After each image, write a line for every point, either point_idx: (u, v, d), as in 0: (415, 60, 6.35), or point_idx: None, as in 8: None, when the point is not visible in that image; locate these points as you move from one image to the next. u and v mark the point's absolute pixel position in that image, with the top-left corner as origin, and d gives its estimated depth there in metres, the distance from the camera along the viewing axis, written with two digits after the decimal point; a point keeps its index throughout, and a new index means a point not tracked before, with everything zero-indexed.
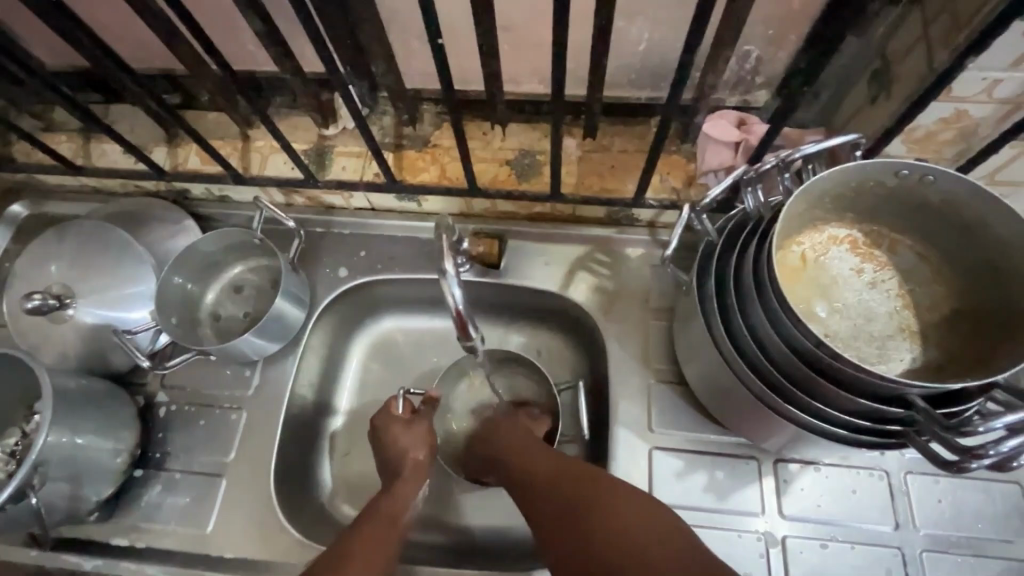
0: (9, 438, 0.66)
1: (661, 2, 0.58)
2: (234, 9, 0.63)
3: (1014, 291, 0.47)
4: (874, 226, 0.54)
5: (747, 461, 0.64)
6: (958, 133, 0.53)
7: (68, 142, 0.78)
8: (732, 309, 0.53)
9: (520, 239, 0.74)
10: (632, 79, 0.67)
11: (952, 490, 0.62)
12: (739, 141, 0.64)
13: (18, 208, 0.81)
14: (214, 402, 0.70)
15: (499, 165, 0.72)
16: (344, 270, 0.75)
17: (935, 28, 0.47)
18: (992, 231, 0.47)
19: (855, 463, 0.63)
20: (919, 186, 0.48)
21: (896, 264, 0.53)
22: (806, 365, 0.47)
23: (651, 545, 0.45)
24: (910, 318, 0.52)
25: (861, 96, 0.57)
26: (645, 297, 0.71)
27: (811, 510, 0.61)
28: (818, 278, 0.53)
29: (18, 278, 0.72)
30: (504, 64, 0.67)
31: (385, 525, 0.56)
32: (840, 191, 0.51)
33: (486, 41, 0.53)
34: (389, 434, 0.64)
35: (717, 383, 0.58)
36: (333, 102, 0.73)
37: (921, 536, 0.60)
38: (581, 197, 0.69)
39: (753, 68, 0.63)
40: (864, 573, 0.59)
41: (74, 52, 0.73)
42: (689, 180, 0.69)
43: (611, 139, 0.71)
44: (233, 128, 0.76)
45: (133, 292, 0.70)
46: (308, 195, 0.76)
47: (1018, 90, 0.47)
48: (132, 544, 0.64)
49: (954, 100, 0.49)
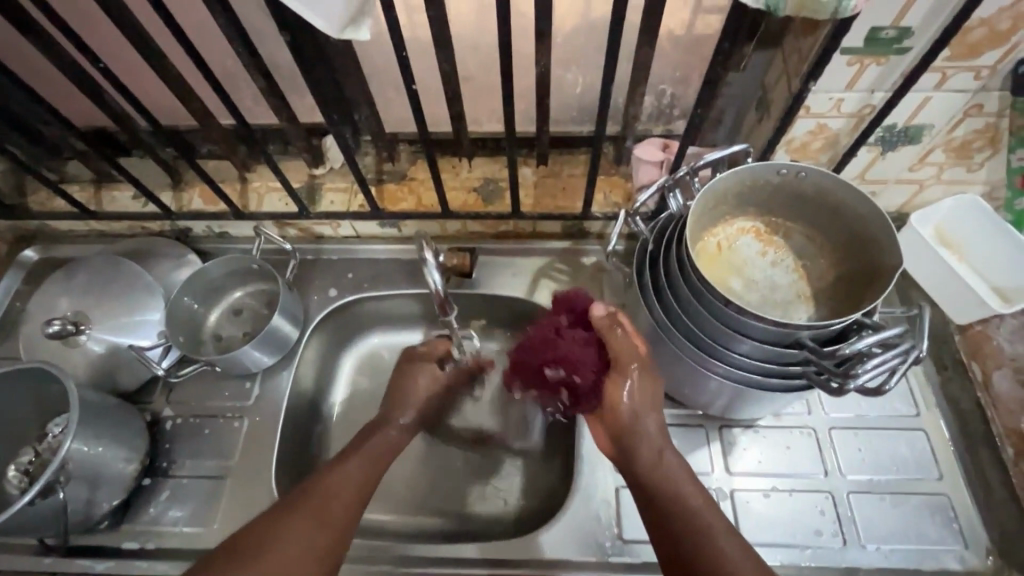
0: (24, 456, 0.72)
1: (590, 55, 0.72)
2: (238, 71, 0.75)
3: (876, 255, 0.61)
4: (770, 218, 0.67)
5: (696, 429, 0.73)
6: (825, 142, 0.68)
7: (82, 191, 0.87)
8: (664, 290, 0.64)
9: (488, 255, 0.86)
10: (573, 115, 0.81)
11: (870, 440, 0.72)
12: (663, 160, 0.77)
13: (30, 253, 0.89)
14: (219, 413, 0.78)
15: (468, 193, 0.84)
16: (334, 291, 0.85)
17: (791, 64, 0.62)
18: (854, 211, 0.61)
19: (787, 424, 0.73)
20: (796, 182, 0.62)
21: (791, 247, 0.67)
22: (723, 323, 0.58)
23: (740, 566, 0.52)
24: (804, 287, 0.65)
25: (752, 119, 0.72)
26: (600, 296, 0.83)
27: (752, 466, 0.71)
28: (732, 260, 0.65)
29: (32, 313, 0.79)
30: (468, 108, 0.80)
31: (367, 465, 0.63)
32: (739, 189, 0.64)
33: (451, 86, 0.66)
34: (418, 373, 0.73)
35: (657, 354, 0.69)
36: (322, 146, 0.84)
37: (848, 480, 0.70)
38: (539, 214, 0.81)
39: (670, 103, 0.78)
40: (803, 517, 0.68)
41: (90, 110, 0.81)
42: (628, 196, 0.82)
43: (561, 166, 0.85)
44: (232, 172, 0.86)
45: (143, 319, 0.77)
46: (300, 227, 0.86)
47: (857, 105, 0.63)
48: (142, 545, 0.70)
49: (814, 115, 0.64)
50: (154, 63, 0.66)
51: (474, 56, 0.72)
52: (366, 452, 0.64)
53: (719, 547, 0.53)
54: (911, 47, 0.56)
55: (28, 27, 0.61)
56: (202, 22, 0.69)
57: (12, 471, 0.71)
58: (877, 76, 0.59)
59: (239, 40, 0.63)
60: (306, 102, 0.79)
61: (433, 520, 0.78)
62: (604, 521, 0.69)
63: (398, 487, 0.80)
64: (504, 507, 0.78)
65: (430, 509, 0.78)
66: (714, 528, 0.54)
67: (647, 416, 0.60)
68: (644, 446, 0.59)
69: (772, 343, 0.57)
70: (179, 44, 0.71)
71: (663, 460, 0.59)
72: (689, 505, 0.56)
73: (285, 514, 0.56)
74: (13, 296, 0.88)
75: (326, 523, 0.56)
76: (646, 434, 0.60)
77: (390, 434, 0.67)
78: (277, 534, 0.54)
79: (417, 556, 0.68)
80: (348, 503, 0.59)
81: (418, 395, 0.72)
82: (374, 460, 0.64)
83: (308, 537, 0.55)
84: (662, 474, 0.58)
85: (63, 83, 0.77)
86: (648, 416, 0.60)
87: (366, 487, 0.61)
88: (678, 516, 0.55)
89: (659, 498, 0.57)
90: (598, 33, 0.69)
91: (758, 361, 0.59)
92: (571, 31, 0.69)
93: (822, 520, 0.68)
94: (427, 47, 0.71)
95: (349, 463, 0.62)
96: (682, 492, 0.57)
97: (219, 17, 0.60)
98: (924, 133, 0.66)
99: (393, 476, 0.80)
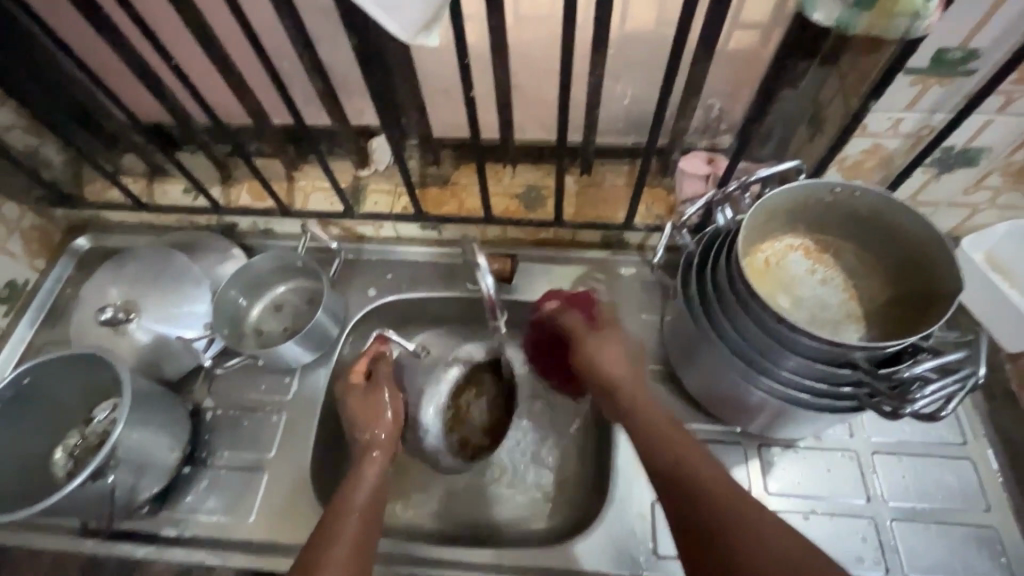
0: (70, 439, 0.74)
1: (642, 67, 0.72)
2: (292, 72, 0.76)
3: (932, 277, 0.60)
4: (820, 235, 0.67)
5: (734, 446, 0.72)
6: (879, 161, 0.67)
7: (135, 183, 0.89)
8: (711, 304, 0.63)
9: (527, 261, 0.86)
10: (619, 127, 0.81)
11: (914, 467, 0.70)
12: (708, 174, 0.77)
13: (83, 241, 0.92)
14: (257, 406, 0.79)
15: (510, 199, 0.84)
16: (373, 291, 0.86)
17: (850, 82, 0.62)
18: (910, 233, 0.60)
19: (827, 445, 0.72)
20: (851, 201, 0.61)
21: (841, 265, 0.66)
22: (774, 340, 0.57)
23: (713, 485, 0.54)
24: (855, 306, 0.65)
25: (802, 137, 0.71)
26: (638, 307, 0.82)
27: (791, 486, 0.70)
28: (780, 277, 0.65)
29: (83, 299, 0.81)
30: (515, 116, 0.80)
31: (366, 502, 0.63)
32: (791, 207, 0.63)
33: (505, 93, 0.67)
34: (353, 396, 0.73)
35: (699, 369, 0.68)
36: (369, 147, 0.85)
37: (891, 507, 0.68)
38: (580, 223, 0.82)
39: (717, 117, 0.78)
40: (843, 541, 0.67)
41: (146, 105, 0.83)
42: (670, 208, 0.82)
43: (604, 176, 0.85)
44: (279, 170, 0.88)
45: (190, 310, 0.78)
46: (343, 226, 0.87)
47: (917, 126, 0.62)
48: (180, 533, 0.71)
49: (870, 134, 0.64)
50: (217, 62, 0.68)
51: (526, 65, 0.73)
52: (362, 493, 0.63)
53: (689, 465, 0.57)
54: (977, 69, 0.55)
55: (102, 22, 0.64)
56: (263, 24, 0.71)
57: (58, 453, 0.73)
58: (939, 97, 0.59)
59: (303, 43, 0.65)
60: (357, 104, 0.80)
61: (464, 523, 0.77)
62: (640, 535, 0.68)
63: (429, 489, 0.80)
64: (535, 515, 0.77)
65: (459, 513, 0.78)
66: (753, 508, 0.52)
67: (628, 379, 0.68)
68: (653, 436, 0.61)
69: (823, 362, 0.56)
70: (240, 43, 0.72)
71: (663, 431, 0.61)
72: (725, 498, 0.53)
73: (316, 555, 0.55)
74: (64, 283, 0.90)
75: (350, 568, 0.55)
76: (636, 396, 0.66)
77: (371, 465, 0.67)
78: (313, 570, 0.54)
79: (450, 559, 0.69)
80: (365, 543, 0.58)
81: (376, 428, 0.71)
82: (370, 496, 0.64)
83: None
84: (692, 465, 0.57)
85: (125, 78, 0.79)
86: (629, 380, 0.68)
87: (371, 525, 0.61)
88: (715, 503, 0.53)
89: (693, 490, 0.55)
90: (651, 46, 0.69)
91: (807, 381, 0.58)
92: (625, 44, 0.69)
93: (864, 547, 0.66)
94: (481, 54, 0.72)
95: (354, 514, 0.60)
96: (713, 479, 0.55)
97: (285, 18, 0.62)
98: (982, 156, 0.65)
99: (424, 477, 0.81)
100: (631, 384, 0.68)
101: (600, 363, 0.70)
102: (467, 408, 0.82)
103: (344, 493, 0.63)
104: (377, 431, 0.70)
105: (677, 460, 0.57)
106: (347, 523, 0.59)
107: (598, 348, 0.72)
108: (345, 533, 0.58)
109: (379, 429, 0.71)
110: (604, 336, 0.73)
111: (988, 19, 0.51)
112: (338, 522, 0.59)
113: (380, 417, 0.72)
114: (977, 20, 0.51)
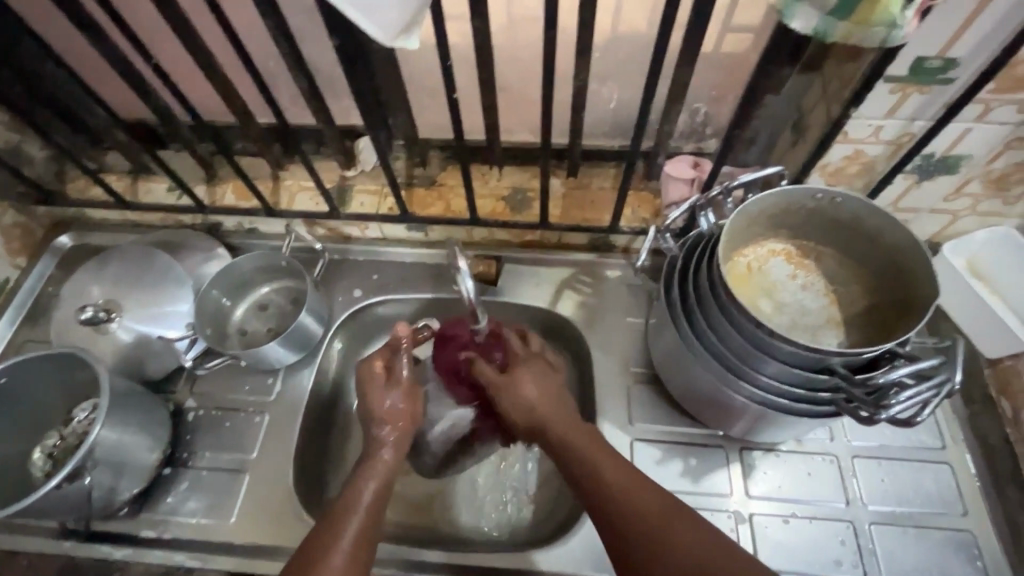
0: (49, 440, 0.73)
1: (627, 71, 0.72)
2: (277, 71, 0.76)
3: (911, 283, 0.60)
4: (802, 241, 0.67)
5: (716, 450, 0.73)
6: (860, 167, 0.68)
7: (119, 181, 0.89)
8: (693, 309, 0.63)
9: (513, 263, 0.86)
10: (605, 130, 0.81)
11: (893, 472, 0.71)
12: (693, 178, 0.77)
13: (65, 239, 0.91)
14: (239, 407, 0.78)
15: (496, 200, 0.84)
16: (358, 291, 0.86)
17: (831, 88, 0.62)
18: (889, 239, 0.60)
19: (808, 449, 0.72)
20: (832, 207, 0.62)
21: (822, 270, 0.67)
22: (753, 345, 0.57)
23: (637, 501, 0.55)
24: (835, 311, 0.65)
25: (785, 142, 0.72)
26: (623, 310, 0.82)
27: (772, 489, 0.70)
28: (762, 281, 0.65)
29: (64, 298, 0.80)
30: (501, 117, 0.80)
31: (371, 500, 0.60)
32: (773, 212, 0.64)
33: (489, 95, 0.67)
34: (372, 390, 0.68)
35: (682, 373, 0.68)
36: (355, 148, 0.85)
37: (870, 511, 0.69)
38: (566, 225, 0.82)
39: (702, 121, 0.78)
40: (822, 545, 0.67)
41: (130, 102, 0.82)
42: (656, 212, 0.82)
43: (590, 178, 0.85)
44: (265, 170, 0.88)
45: (172, 310, 0.78)
46: (329, 227, 0.87)
47: (897, 133, 0.63)
48: (159, 535, 0.71)
49: (851, 141, 0.64)
50: (199, 60, 0.67)
51: (511, 67, 0.73)
52: (367, 492, 0.61)
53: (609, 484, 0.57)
54: (955, 78, 0.56)
55: (82, 19, 0.63)
56: (247, 22, 0.70)
57: (37, 453, 0.72)
58: (919, 105, 0.59)
59: (285, 42, 0.64)
60: (343, 104, 0.80)
61: (446, 526, 0.77)
62: None
63: (412, 490, 0.80)
64: (518, 517, 0.77)
65: (443, 515, 0.78)
66: (681, 523, 0.53)
67: (548, 406, 0.65)
68: (578, 465, 0.60)
69: (801, 368, 0.56)
70: (224, 41, 0.72)
71: (586, 452, 0.60)
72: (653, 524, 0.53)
73: (316, 555, 0.54)
74: (46, 281, 0.90)
75: (354, 565, 0.54)
76: (551, 421, 0.64)
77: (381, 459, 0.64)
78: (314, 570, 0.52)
79: (430, 562, 0.68)
80: (367, 543, 0.57)
81: (387, 422, 0.67)
82: (376, 493, 0.62)
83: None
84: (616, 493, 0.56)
85: (108, 75, 0.79)
86: (551, 408, 0.64)
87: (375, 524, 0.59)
88: (638, 534, 0.53)
89: (619, 524, 0.55)
90: (637, 50, 0.69)
91: (786, 386, 0.58)
92: (611, 47, 0.69)
93: (842, 550, 0.67)
94: (466, 55, 0.71)
95: (358, 514, 0.59)
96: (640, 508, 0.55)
97: (267, 18, 0.61)
98: (962, 163, 0.65)
99: (408, 480, 0.80)
100: (556, 412, 0.64)
101: (526, 401, 0.65)
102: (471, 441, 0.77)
103: (350, 491, 0.61)
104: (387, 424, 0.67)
105: (602, 484, 0.57)
106: (349, 522, 0.58)
107: (523, 385, 0.66)
108: (347, 532, 0.57)
109: (390, 421, 0.67)
110: (513, 379, 0.66)
111: (965, 29, 0.52)
112: (338, 521, 0.58)
113: (393, 411, 0.67)
114: (955, 28, 0.52)
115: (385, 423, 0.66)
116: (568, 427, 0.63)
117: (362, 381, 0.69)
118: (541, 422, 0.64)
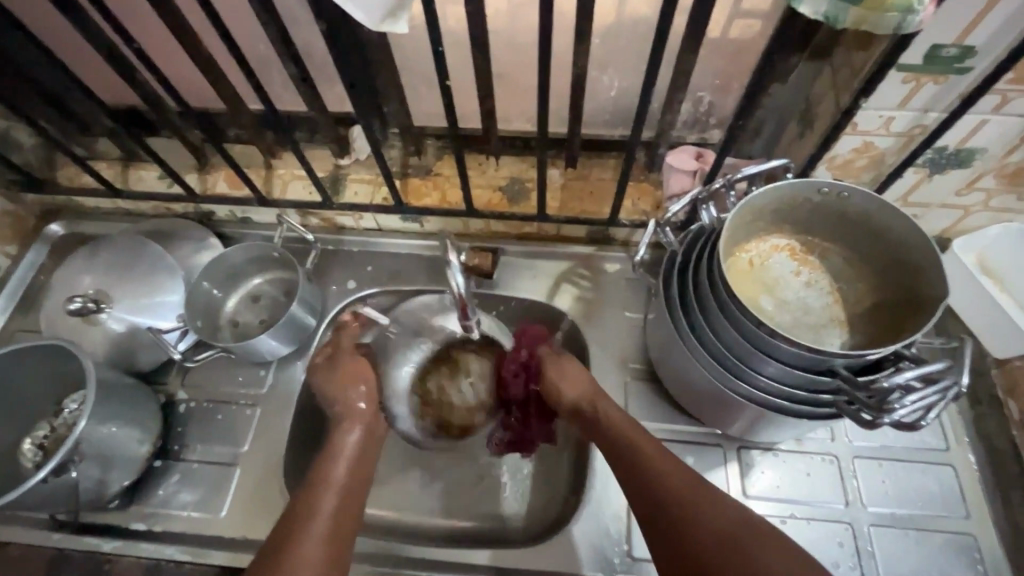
0: (39, 431, 0.72)
1: (629, 58, 0.69)
2: (267, 57, 0.74)
3: (920, 281, 0.58)
4: (807, 236, 0.65)
5: (714, 448, 0.72)
6: (870, 160, 0.66)
7: (109, 168, 0.87)
8: (692, 306, 0.61)
9: (509, 256, 0.84)
10: (606, 119, 0.79)
11: (894, 472, 0.70)
12: (696, 170, 0.75)
13: (56, 227, 0.90)
14: (231, 399, 0.78)
15: (493, 191, 0.82)
16: (353, 283, 0.84)
17: (841, 77, 0.59)
18: (898, 236, 0.58)
19: (809, 449, 0.71)
20: (838, 202, 0.59)
21: (827, 267, 0.65)
22: (752, 344, 0.55)
23: (673, 477, 0.56)
24: (839, 310, 0.63)
25: (792, 133, 0.70)
26: (621, 305, 0.81)
27: (770, 489, 0.69)
28: (764, 278, 0.63)
29: (54, 288, 0.79)
30: (498, 105, 0.78)
31: (345, 476, 0.62)
32: (778, 206, 0.61)
33: (484, 83, 0.65)
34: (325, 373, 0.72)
35: (680, 372, 0.67)
36: (349, 136, 0.82)
37: (869, 513, 0.68)
38: (564, 217, 0.80)
39: (706, 111, 0.75)
40: (819, 546, 0.66)
41: (119, 87, 0.80)
42: (657, 204, 0.80)
43: (590, 169, 0.83)
44: (258, 158, 0.86)
45: (163, 300, 0.77)
46: (323, 217, 0.85)
47: (909, 125, 0.60)
48: (150, 527, 0.71)
49: (860, 133, 0.62)
50: (185, 44, 0.65)
51: (508, 51, 0.70)
52: (340, 468, 0.63)
53: (643, 454, 0.59)
54: (972, 67, 0.53)
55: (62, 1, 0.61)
56: (234, 5, 0.68)
57: (26, 444, 0.72)
58: (933, 95, 0.56)
59: (271, 26, 0.62)
60: (335, 91, 0.77)
61: (438, 520, 0.77)
62: (614, 536, 0.68)
63: (405, 485, 0.79)
64: (511, 512, 0.77)
65: (436, 509, 0.77)
66: (716, 503, 0.54)
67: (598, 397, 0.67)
68: (621, 442, 0.61)
69: (803, 369, 0.54)
70: (210, 25, 0.70)
71: (627, 433, 0.61)
72: (682, 490, 0.55)
73: (297, 531, 0.55)
74: (38, 270, 0.89)
75: (332, 537, 0.56)
76: (598, 407, 0.66)
77: (347, 438, 0.66)
78: (294, 537, 0.55)
79: (421, 559, 0.68)
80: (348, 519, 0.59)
81: (360, 402, 0.69)
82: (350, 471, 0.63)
83: (323, 552, 0.54)
84: (649, 466, 0.58)
85: (93, 58, 0.76)
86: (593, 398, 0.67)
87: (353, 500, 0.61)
88: (665, 507, 0.55)
89: (649, 491, 0.56)
90: (638, 36, 0.67)
91: (786, 387, 0.57)
92: (612, 32, 0.67)
93: (840, 552, 0.66)
94: (460, 40, 0.69)
95: (329, 488, 0.60)
96: (673, 478, 0.56)
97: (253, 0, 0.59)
98: (976, 157, 0.63)
99: (399, 474, 0.80)
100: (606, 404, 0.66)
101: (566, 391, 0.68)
102: (443, 388, 0.77)
103: (321, 465, 0.63)
104: (354, 404, 0.69)
105: (636, 457, 0.59)
106: (324, 499, 0.59)
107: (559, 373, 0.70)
108: (326, 505, 0.58)
109: (364, 398, 0.70)
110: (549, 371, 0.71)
111: (985, 14, 0.49)
112: (314, 496, 0.59)
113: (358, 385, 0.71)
114: (975, 14, 0.49)
115: (357, 394, 0.70)
116: (620, 416, 0.64)
117: (332, 361, 0.72)
118: (590, 405, 0.66)
